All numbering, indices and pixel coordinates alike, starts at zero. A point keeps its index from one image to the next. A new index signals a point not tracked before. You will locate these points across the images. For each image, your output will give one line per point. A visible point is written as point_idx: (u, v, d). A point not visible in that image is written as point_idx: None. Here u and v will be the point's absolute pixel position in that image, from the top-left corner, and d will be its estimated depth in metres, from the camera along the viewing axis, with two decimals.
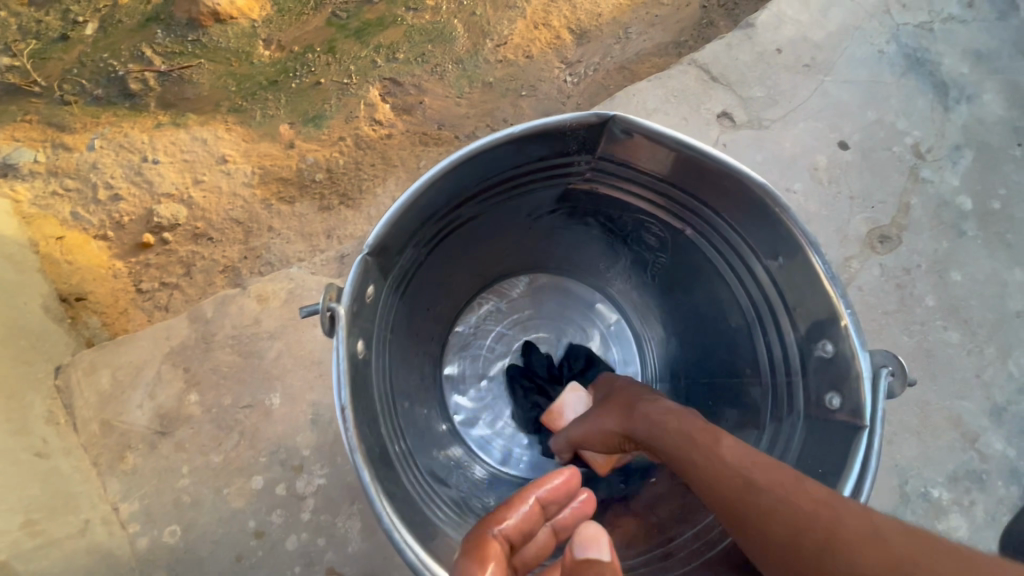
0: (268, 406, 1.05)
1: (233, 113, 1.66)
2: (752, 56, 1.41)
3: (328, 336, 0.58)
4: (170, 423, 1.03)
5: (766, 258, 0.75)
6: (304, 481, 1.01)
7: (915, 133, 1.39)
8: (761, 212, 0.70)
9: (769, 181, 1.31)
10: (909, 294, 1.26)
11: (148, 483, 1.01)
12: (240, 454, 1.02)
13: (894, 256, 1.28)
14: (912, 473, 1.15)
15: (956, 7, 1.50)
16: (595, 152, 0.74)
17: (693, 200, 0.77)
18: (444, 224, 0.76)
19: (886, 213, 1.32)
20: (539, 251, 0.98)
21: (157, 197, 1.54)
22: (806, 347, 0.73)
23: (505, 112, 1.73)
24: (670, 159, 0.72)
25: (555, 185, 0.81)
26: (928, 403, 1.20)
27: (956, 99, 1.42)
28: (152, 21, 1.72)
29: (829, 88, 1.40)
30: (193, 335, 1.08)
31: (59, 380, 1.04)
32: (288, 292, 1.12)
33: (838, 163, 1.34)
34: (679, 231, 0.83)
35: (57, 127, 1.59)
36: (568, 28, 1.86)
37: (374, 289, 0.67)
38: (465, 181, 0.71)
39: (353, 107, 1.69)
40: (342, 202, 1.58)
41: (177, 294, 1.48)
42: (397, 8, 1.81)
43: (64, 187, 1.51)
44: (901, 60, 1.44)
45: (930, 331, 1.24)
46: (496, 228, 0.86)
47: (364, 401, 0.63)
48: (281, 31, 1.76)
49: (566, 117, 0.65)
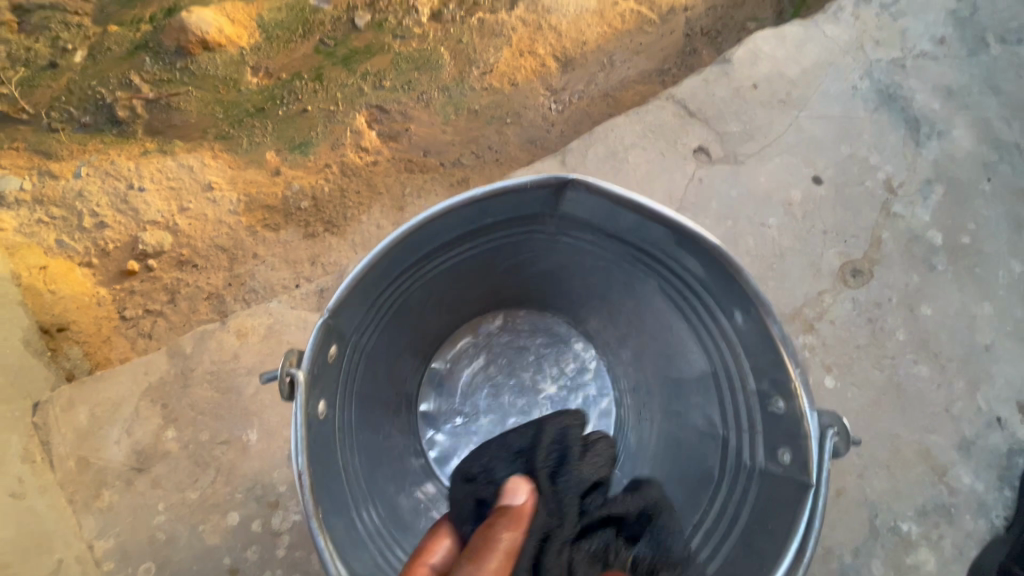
0: (245, 442, 1.06)
1: (220, 140, 1.68)
2: (728, 91, 1.44)
3: (287, 399, 0.62)
4: (147, 460, 1.04)
5: (726, 313, 0.77)
6: (280, 517, 1.02)
7: (887, 168, 1.42)
8: (717, 269, 0.73)
9: (744, 216, 1.34)
10: (880, 328, 1.29)
11: (123, 520, 1.01)
12: (216, 491, 1.03)
13: (866, 290, 1.31)
14: (881, 506, 1.18)
15: (928, 43, 1.54)
16: (556, 207, 0.78)
17: (654, 254, 0.80)
18: (412, 277, 0.80)
19: (859, 247, 1.35)
20: (511, 292, 0.99)
21: (143, 224, 1.56)
22: (763, 401, 0.76)
23: (490, 139, 1.75)
24: (630, 217, 0.75)
25: (522, 237, 0.84)
26: (897, 436, 1.22)
27: (928, 135, 1.45)
28: (140, 49, 1.74)
29: (803, 123, 1.43)
30: (172, 371, 1.09)
31: (37, 417, 1.05)
32: (267, 327, 1.13)
33: (812, 197, 1.37)
34: (644, 281, 0.85)
35: (44, 154, 1.61)
36: (554, 55, 1.87)
37: (338, 348, 0.71)
38: (428, 237, 0.74)
39: (339, 135, 1.71)
40: (327, 229, 1.60)
41: (161, 321, 1.50)
42: (384, 36, 1.84)
43: (50, 215, 1.53)
44: (874, 96, 1.48)
45: (900, 365, 1.27)
46: (465, 276, 0.89)
47: (318, 458, 0.67)
48: (268, 59, 1.78)
49: (523, 181, 0.69)
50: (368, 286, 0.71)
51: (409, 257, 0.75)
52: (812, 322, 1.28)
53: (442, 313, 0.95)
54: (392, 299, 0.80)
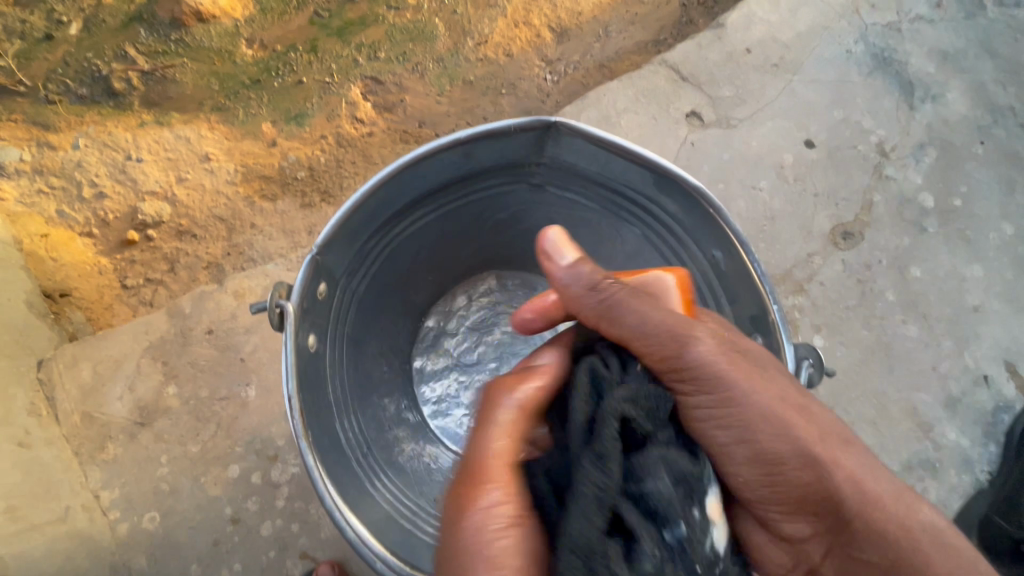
0: (244, 398, 1.09)
1: (216, 112, 1.69)
2: (722, 56, 1.44)
3: (277, 329, 0.64)
4: (149, 414, 1.07)
5: (707, 256, 0.79)
6: (279, 469, 1.05)
7: (880, 131, 1.42)
8: (697, 211, 0.75)
9: (736, 179, 1.34)
10: (870, 289, 1.30)
11: (128, 472, 1.05)
12: (216, 444, 1.06)
13: (856, 252, 1.32)
14: None
15: (924, 7, 1.52)
16: (541, 154, 0.80)
17: (637, 200, 0.82)
18: (401, 224, 0.82)
19: (850, 210, 1.35)
20: (501, 249, 1.01)
21: (142, 195, 1.58)
22: None
23: (485, 111, 1.76)
24: (611, 161, 0.77)
25: (509, 186, 0.86)
26: (885, 394, 1.24)
27: (922, 98, 1.45)
28: (135, 21, 1.74)
29: (796, 87, 1.43)
30: (171, 330, 1.12)
31: (42, 374, 1.08)
32: (264, 288, 1.16)
33: (804, 161, 1.38)
34: (630, 230, 0.87)
35: (42, 126, 1.63)
36: (549, 26, 1.86)
37: (327, 287, 0.73)
38: (416, 182, 0.76)
39: (335, 106, 1.72)
40: (323, 199, 1.62)
41: (161, 290, 1.52)
42: (379, 7, 1.83)
43: (50, 185, 1.54)
44: (869, 60, 1.47)
45: (889, 325, 1.28)
46: (455, 228, 0.91)
47: (309, 391, 0.69)
48: (263, 31, 1.78)
49: (508, 123, 0.71)
50: (356, 228, 0.73)
51: (395, 203, 0.77)
52: (802, 283, 1.29)
53: (433, 267, 0.97)
54: (380, 246, 0.81)
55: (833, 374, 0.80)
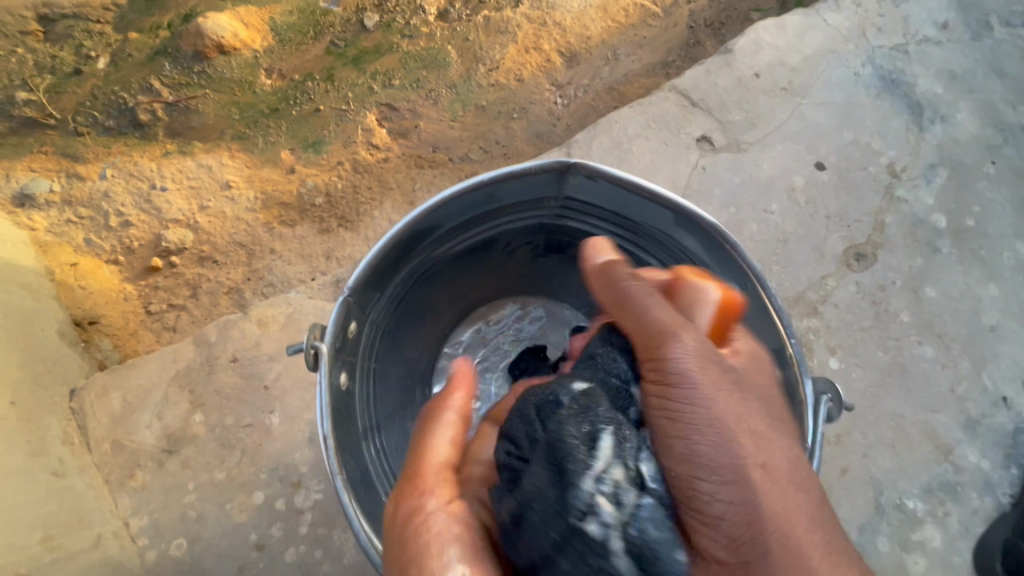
0: (268, 425, 1.11)
1: (236, 141, 1.74)
2: (730, 81, 1.47)
3: (312, 370, 0.67)
4: (176, 442, 1.10)
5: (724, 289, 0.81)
6: (302, 495, 1.07)
7: (890, 153, 1.43)
8: (715, 246, 0.77)
9: (747, 202, 1.36)
10: (884, 310, 1.30)
11: (156, 499, 1.07)
12: (242, 471, 1.08)
13: (869, 273, 1.33)
14: (887, 484, 1.20)
15: (930, 29, 1.54)
16: (560, 191, 0.82)
17: (654, 234, 0.84)
18: (425, 260, 0.85)
19: (862, 231, 1.36)
20: (518, 278, 1.04)
21: (166, 222, 1.62)
22: None
23: (497, 135, 1.79)
24: (629, 198, 0.79)
25: (529, 220, 0.88)
26: (903, 416, 1.24)
27: (931, 119, 1.46)
28: (159, 54, 1.80)
29: (805, 110, 1.45)
30: (198, 358, 1.15)
31: (74, 403, 1.11)
32: (287, 316, 1.19)
33: (815, 183, 1.39)
34: (646, 261, 0.89)
35: (70, 157, 1.68)
36: (559, 51, 1.90)
37: (357, 324, 0.76)
38: (440, 221, 0.79)
39: (351, 132, 1.76)
40: (341, 224, 1.66)
41: (184, 315, 1.56)
42: (393, 36, 1.89)
43: (78, 215, 1.60)
44: (877, 82, 1.49)
45: (905, 346, 1.28)
46: (474, 259, 0.94)
47: (342, 428, 0.71)
48: (282, 61, 1.84)
49: (529, 165, 0.74)
50: (385, 267, 0.76)
51: (420, 241, 0.80)
52: (816, 305, 1.30)
53: (452, 298, 0.99)
54: (405, 281, 0.84)
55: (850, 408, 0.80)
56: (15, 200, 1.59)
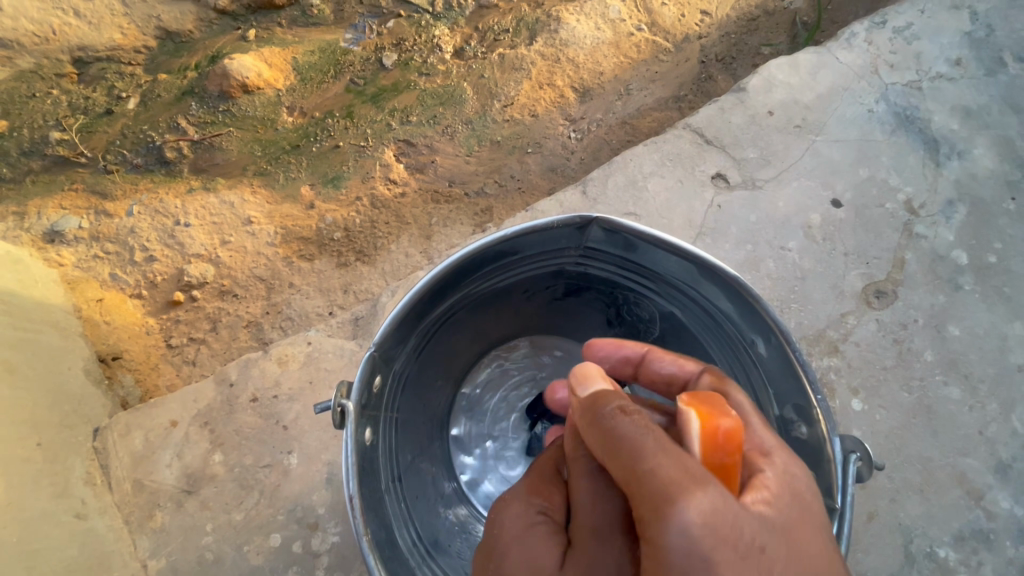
0: (287, 466, 1.11)
1: (258, 177, 1.79)
2: (744, 119, 1.48)
3: (338, 427, 0.67)
4: (196, 482, 1.10)
5: (749, 341, 0.80)
6: (319, 538, 1.07)
7: (907, 189, 1.43)
8: (737, 298, 0.76)
9: (764, 239, 1.36)
10: (907, 349, 1.28)
11: (175, 541, 1.07)
12: (259, 512, 1.08)
13: (891, 312, 1.31)
14: (916, 531, 1.16)
15: (943, 65, 1.56)
16: (581, 242, 0.83)
17: (672, 283, 0.84)
18: (446, 308, 0.86)
19: (882, 268, 1.35)
20: (538, 318, 1.05)
21: (188, 257, 1.66)
22: (786, 426, 0.78)
23: (512, 169, 1.82)
24: (649, 249, 0.79)
25: (549, 267, 0.90)
26: (930, 459, 1.21)
27: (947, 155, 1.46)
28: (187, 94, 1.87)
29: (820, 147, 1.46)
30: (219, 398, 1.16)
31: (97, 442, 1.12)
32: (306, 355, 1.20)
33: (831, 220, 1.39)
34: (667, 307, 0.89)
35: (99, 194, 1.74)
36: (572, 87, 1.94)
37: (381, 378, 0.76)
38: (463, 273, 0.80)
39: (369, 168, 1.80)
40: (358, 258, 1.69)
41: (204, 349, 1.58)
42: (410, 74, 1.95)
43: (105, 250, 1.64)
44: (891, 118, 1.50)
45: (930, 386, 1.26)
46: (494, 304, 0.96)
47: (367, 485, 0.71)
48: (303, 99, 1.90)
49: (551, 220, 0.75)
50: (410, 321, 0.77)
51: (444, 292, 0.81)
52: (837, 344, 1.28)
53: (471, 340, 1.00)
54: (427, 329, 0.85)
55: (884, 466, 0.77)
56: (45, 236, 1.64)
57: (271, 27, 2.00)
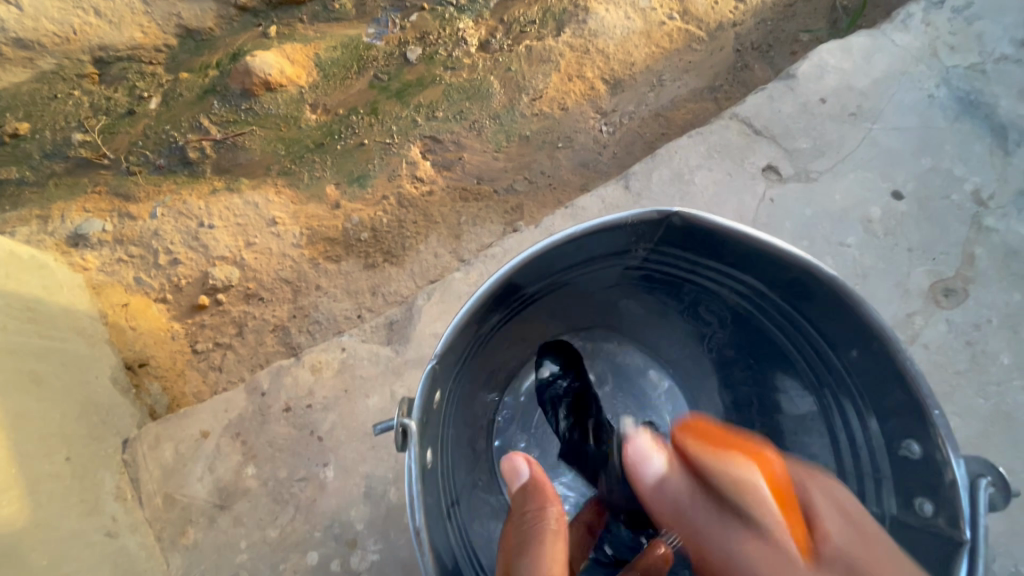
0: (323, 479, 1.06)
1: (282, 177, 1.74)
2: (795, 107, 1.39)
3: (400, 450, 0.61)
4: (229, 496, 1.05)
5: (842, 348, 0.72)
6: (359, 556, 1.01)
7: (975, 179, 1.33)
8: (834, 301, 0.68)
9: (821, 235, 1.28)
10: (981, 352, 1.19)
11: (208, 559, 1.02)
12: (296, 529, 1.03)
13: (962, 311, 1.22)
14: (999, 550, 1.07)
15: (1008, 46, 1.45)
16: (652, 241, 0.76)
17: (751, 284, 0.77)
18: (502, 315, 0.80)
19: (950, 264, 1.26)
20: (590, 320, 0.98)
21: (213, 260, 1.61)
22: (891, 443, 0.69)
23: (543, 165, 1.75)
24: (731, 249, 0.72)
25: (611, 268, 0.83)
26: (1012, 471, 1.12)
27: (1017, 142, 1.36)
28: (209, 93, 1.83)
29: (878, 136, 1.37)
30: (251, 407, 1.11)
31: (127, 455, 1.08)
32: (340, 362, 1.14)
33: (893, 214, 1.30)
34: (742, 309, 0.82)
35: (123, 197, 1.70)
36: (603, 78, 1.86)
37: (440, 392, 0.70)
38: (525, 276, 0.73)
39: (395, 166, 1.74)
40: (386, 259, 1.63)
41: (230, 354, 1.53)
42: (435, 68, 1.88)
43: (129, 254, 1.60)
44: (954, 104, 1.40)
45: (1008, 392, 1.16)
46: (547, 307, 0.89)
47: (430, 512, 0.64)
48: (327, 96, 1.84)
49: (626, 216, 0.68)
50: (470, 329, 0.71)
51: (505, 298, 0.75)
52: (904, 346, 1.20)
53: (518, 345, 0.94)
54: (483, 337, 0.79)
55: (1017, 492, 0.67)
56: (69, 240, 1.61)
57: (292, 23, 1.95)
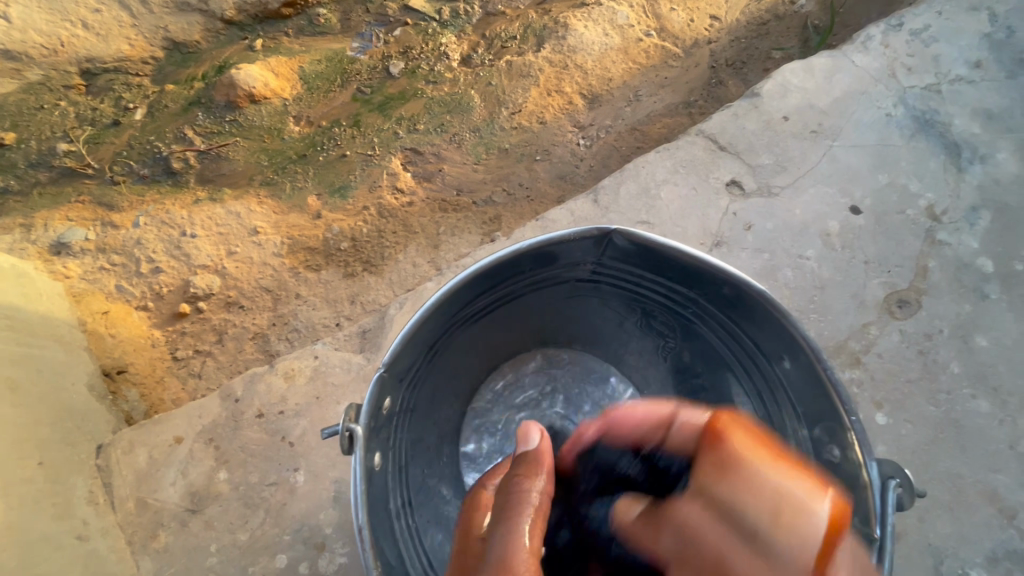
0: (293, 483, 1.09)
1: (265, 187, 1.78)
2: (759, 124, 1.45)
3: (346, 452, 0.65)
4: (200, 501, 1.08)
5: (774, 358, 0.78)
6: (327, 559, 1.04)
7: (929, 195, 1.39)
8: (764, 314, 0.74)
9: (781, 248, 1.32)
10: (932, 361, 1.24)
11: (178, 562, 1.04)
12: (265, 532, 1.05)
13: (914, 322, 1.27)
14: (947, 552, 1.11)
15: (963, 68, 1.52)
16: (598, 255, 0.81)
17: (692, 295, 0.82)
18: (458, 324, 0.84)
19: (904, 277, 1.31)
20: (550, 329, 1.02)
21: (194, 268, 1.64)
22: (817, 447, 0.75)
23: (521, 177, 1.80)
24: (670, 263, 0.77)
25: (564, 280, 0.88)
26: (960, 476, 1.16)
27: (969, 159, 1.42)
28: (194, 105, 1.87)
29: (837, 152, 1.43)
30: (224, 414, 1.14)
31: (100, 460, 1.10)
32: (313, 369, 1.17)
33: (850, 228, 1.35)
34: (686, 321, 0.87)
35: (107, 206, 1.73)
36: (581, 93, 1.91)
37: (391, 398, 0.74)
38: (476, 289, 0.78)
39: (376, 177, 1.78)
40: (365, 268, 1.67)
41: (209, 362, 1.56)
42: (417, 82, 1.93)
43: (111, 262, 1.63)
44: (910, 122, 1.46)
45: (957, 400, 1.21)
46: (506, 317, 0.93)
47: (376, 512, 0.68)
48: (310, 108, 1.89)
49: (568, 233, 0.73)
50: (422, 338, 0.75)
51: (458, 308, 0.79)
52: (858, 355, 1.24)
53: (480, 354, 0.98)
54: (439, 345, 0.83)
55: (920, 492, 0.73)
56: (51, 248, 1.63)
57: (277, 36, 1.99)
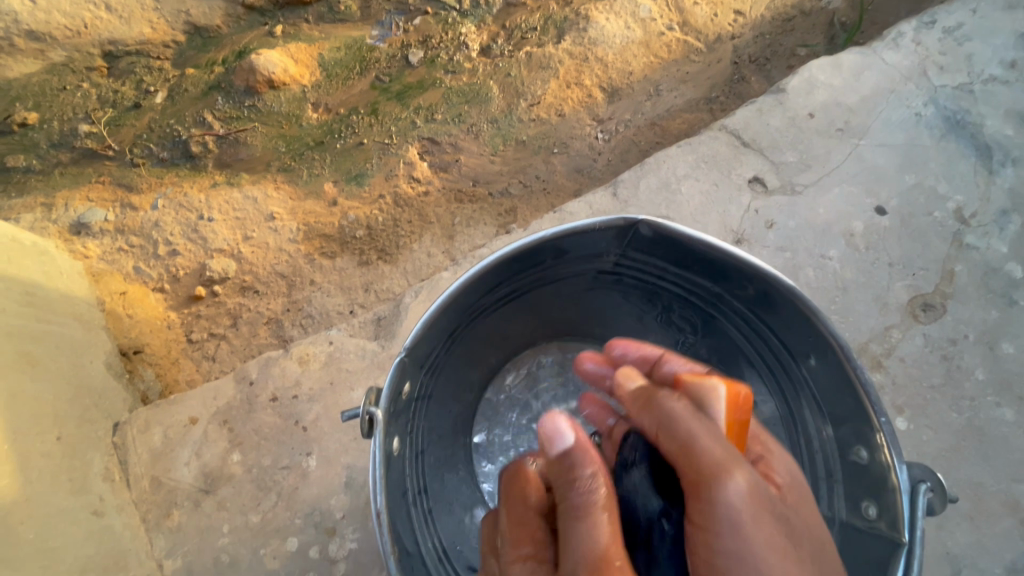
0: (305, 468, 1.09)
1: (282, 173, 1.78)
2: (783, 121, 1.42)
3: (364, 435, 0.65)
4: (214, 482, 1.08)
5: (800, 356, 0.76)
6: (337, 544, 1.04)
7: (957, 197, 1.35)
8: (792, 310, 0.72)
9: (804, 247, 1.30)
10: (956, 367, 1.21)
11: (190, 541, 1.05)
12: (277, 515, 1.06)
13: (939, 326, 1.24)
14: (966, 561, 1.09)
15: (997, 67, 1.47)
16: (623, 247, 0.80)
17: (717, 291, 0.80)
18: (478, 312, 0.83)
19: (929, 280, 1.28)
20: (568, 321, 1.01)
21: (211, 252, 1.65)
22: (843, 448, 0.73)
23: (538, 169, 1.78)
24: (696, 257, 0.76)
25: (585, 272, 0.87)
26: (982, 485, 1.13)
27: (1001, 162, 1.38)
28: (213, 90, 1.87)
29: (863, 151, 1.40)
30: (238, 396, 1.14)
31: (116, 438, 1.11)
32: (327, 355, 1.17)
33: (875, 229, 1.32)
34: (710, 316, 0.85)
35: (126, 188, 1.74)
36: (600, 87, 1.89)
37: (410, 383, 0.73)
38: (497, 276, 0.77)
39: (393, 166, 1.77)
40: (380, 257, 1.66)
41: (224, 345, 1.57)
42: (436, 71, 1.92)
43: (129, 243, 1.64)
44: (940, 122, 1.43)
45: (981, 408, 1.18)
46: (524, 308, 0.92)
47: (393, 497, 0.68)
48: (328, 95, 1.88)
49: (593, 222, 0.72)
50: (442, 324, 0.74)
51: (478, 296, 0.78)
52: (880, 359, 1.22)
53: (497, 344, 0.97)
54: (458, 333, 0.82)
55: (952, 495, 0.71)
56: (72, 228, 1.65)
57: (297, 23, 1.99)
